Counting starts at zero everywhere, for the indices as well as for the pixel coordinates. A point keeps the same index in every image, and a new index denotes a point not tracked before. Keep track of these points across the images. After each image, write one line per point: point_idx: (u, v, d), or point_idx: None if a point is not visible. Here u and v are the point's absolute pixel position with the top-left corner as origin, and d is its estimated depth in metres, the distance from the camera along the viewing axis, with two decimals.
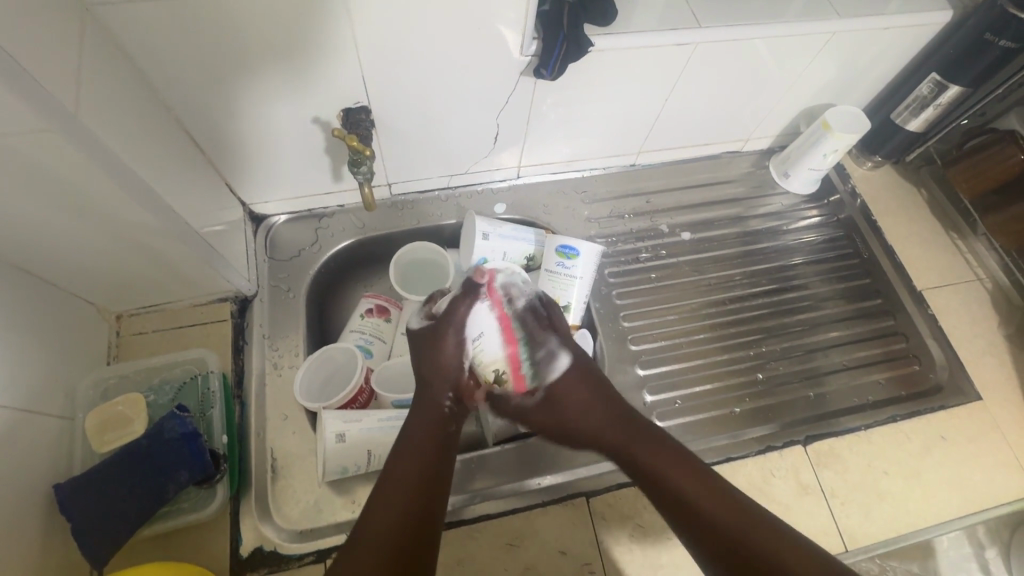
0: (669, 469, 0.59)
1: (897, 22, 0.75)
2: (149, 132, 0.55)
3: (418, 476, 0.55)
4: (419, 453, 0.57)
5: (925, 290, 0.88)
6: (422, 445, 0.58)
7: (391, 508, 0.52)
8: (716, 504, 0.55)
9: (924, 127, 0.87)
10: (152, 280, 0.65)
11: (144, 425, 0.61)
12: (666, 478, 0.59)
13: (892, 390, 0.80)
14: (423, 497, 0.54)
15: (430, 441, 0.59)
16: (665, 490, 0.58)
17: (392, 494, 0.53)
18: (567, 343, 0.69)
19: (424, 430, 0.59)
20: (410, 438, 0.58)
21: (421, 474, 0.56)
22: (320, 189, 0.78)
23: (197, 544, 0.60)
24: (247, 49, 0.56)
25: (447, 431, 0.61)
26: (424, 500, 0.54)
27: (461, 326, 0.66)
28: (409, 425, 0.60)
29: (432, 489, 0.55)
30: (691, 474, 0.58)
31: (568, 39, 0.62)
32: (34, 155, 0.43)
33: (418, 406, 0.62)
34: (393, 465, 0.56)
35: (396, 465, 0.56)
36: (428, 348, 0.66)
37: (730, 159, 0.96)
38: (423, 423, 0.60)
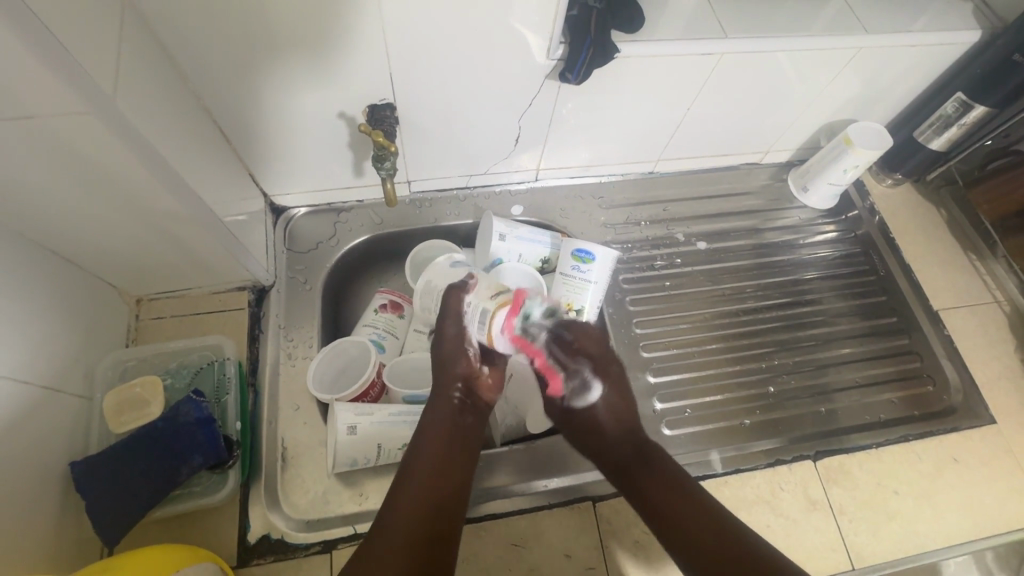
0: (676, 505, 0.59)
1: (923, 40, 0.74)
2: (180, 119, 0.56)
3: (436, 469, 0.57)
4: (434, 447, 0.58)
5: (942, 311, 0.87)
6: (438, 437, 0.59)
7: (410, 504, 0.53)
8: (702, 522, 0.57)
9: (947, 147, 0.87)
10: (174, 265, 0.65)
11: (160, 407, 0.62)
12: (673, 515, 0.58)
13: (904, 409, 0.80)
14: (440, 492, 0.55)
15: (445, 435, 0.60)
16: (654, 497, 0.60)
17: (410, 490, 0.54)
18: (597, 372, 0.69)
19: (437, 423, 0.60)
20: (425, 436, 0.59)
21: (436, 470, 0.56)
22: (341, 183, 0.79)
23: (206, 528, 0.60)
24: (278, 41, 0.57)
25: (463, 423, 0.62)
26: (443, 493, 0.55)
27: (458, 313, 0.63)
28: (424, 421, 0.61)
29: (450, 483, 0.56)
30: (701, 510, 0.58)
31: (594, 45, 0.62)
32: (73, 138, 0.44)
33: (433, 402, 0.62)
34: (411, 463, 0.57)
35: (413, 463, 0.57)
36: (442, 350, 0.64)
37: (749, 171, 0.96)
38: (436, 420, 0.60)
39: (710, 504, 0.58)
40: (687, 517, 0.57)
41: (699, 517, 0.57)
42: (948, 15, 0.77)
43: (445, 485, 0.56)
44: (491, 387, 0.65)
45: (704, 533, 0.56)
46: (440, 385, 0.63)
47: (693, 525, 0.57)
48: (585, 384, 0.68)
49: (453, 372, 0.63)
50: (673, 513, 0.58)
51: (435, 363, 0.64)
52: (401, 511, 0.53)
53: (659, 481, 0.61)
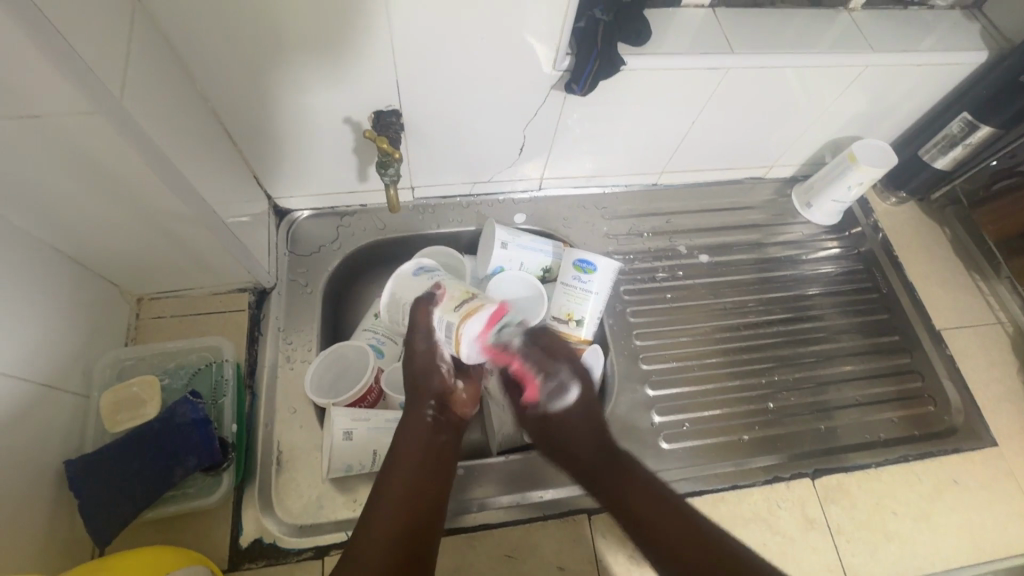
0: (656, 511, 0.60)
1: (930, 59, 0.74)
2: (186, 121, 0.56)
3: (411, 486, 0.56)
4: (410, 463, 0.58)
5: (944, 330, 0.86)
6: (414, 453, 0.59)
7: (384, 520, 0.53)
8: (677, 521, 0.58)
9: (952, 166, 0.86)
10: (177, 265, 0.66)
11: (157, 409, 0.62)
12: (650, 520, 0.59)
13: (905, 429, 0.79)
14: (416, 507, 0.55)
15: (421, 450, 0.60)
16: (622, 503, 0.61)
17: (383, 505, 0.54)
18: (576, 373, 0.70)
19: (413, 439, 0.60)
20: (401, 452, 0.59)
21: (409, 490, 0.56)
22: (345, 187, 0.79)
23: (199, 530, 0.60)
24: (286, 46, 0.57)
25: (439, 439, 0.62)
26: (417, 509, 0.55)
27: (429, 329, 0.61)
28: (399, 436, 0.61)
29: (424, 500, 0.56)
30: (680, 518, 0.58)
31: (600, 56, 0.62)
32: (80, 138, 0.45)
33: (407, 417, 0.62)
34: (387, 479, 0.57)
35: (388, 479, 0.57)
36: (415, 365, 0.63)
37: (753, 185, 0.96)
38: (412, 437, 0.60)
39: (691, 515, 0.59)
40: (663, 524, 0.58)
41: (676, 522, 0.58)
42: (956, 34, 0.76)
43: (420, 502, 0.56)
44: (466, 402, 0.66)
45: (681, 541, 0.57)
46: (416, 401, 0.62)
47: (670, 532, 0.58)
48: (563, 386, 0.69)
49: (427, 388, 0.63)
50: (645, 518, 0.59)
51: (408, 380, 0.64)
52: (375, 527, 0.53)
53: (639, 486, 0.62)
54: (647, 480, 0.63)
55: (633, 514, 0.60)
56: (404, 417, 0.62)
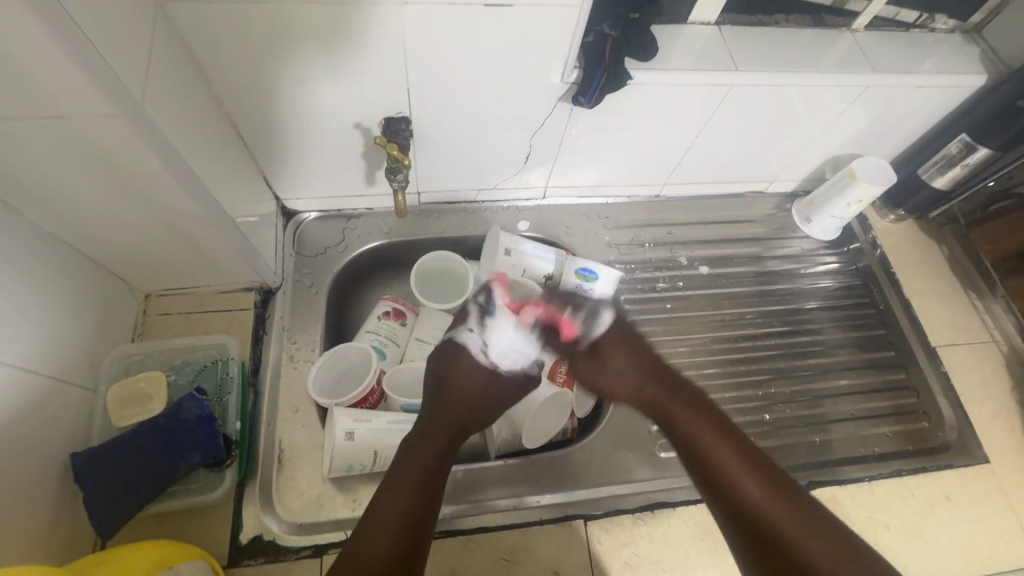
0: (721, 451, 0.58)
1: (930, 81, 0.76)
2: (201, 123, 0.58)
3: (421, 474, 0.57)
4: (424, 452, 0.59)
5: (939, 347, 0.88)
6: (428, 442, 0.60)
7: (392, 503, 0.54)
8: (751, 474, 0.55)
9: (950, 185, 0.88)
10: (186, 264, 0.67)
11: (163, 403, 0.62)
12: (713, 458, 0.58)
13: (898, 444, 0.80)
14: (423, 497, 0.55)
15: (436, 441, 0.61)
16: (691, 442, 0.60)
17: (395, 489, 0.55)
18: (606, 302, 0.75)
19: (429, 430, 0.61)
20: (416, 441, 0.60)
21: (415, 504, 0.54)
22: (352, 191, 0.80)
23: (200, 526, 0.61)
24: (301, 53, 0.59)
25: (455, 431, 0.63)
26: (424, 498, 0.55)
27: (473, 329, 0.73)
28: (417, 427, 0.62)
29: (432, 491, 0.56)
30: (745, 461, 0.56)
31: (608, 70, 0.64)
32: (99, 138, 0.46)
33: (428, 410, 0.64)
34: (398, 464, 0.57)
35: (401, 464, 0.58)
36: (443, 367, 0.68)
37: (754, 199, 0.97)
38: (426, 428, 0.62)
39: (759, 460, 0.56)
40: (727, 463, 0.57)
41: (755, 474, 0.55)
42: (956, 57, 0.78)
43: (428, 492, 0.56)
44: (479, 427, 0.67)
45: (749, 482, 0.55)
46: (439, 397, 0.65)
47: (734, 471, 0.56)
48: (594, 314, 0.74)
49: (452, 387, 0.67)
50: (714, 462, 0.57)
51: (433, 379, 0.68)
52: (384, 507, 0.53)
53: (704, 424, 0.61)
54: (725, 425, 0.60)
55: (696, 448, 0.59)
56: (425, 409, 0.64)
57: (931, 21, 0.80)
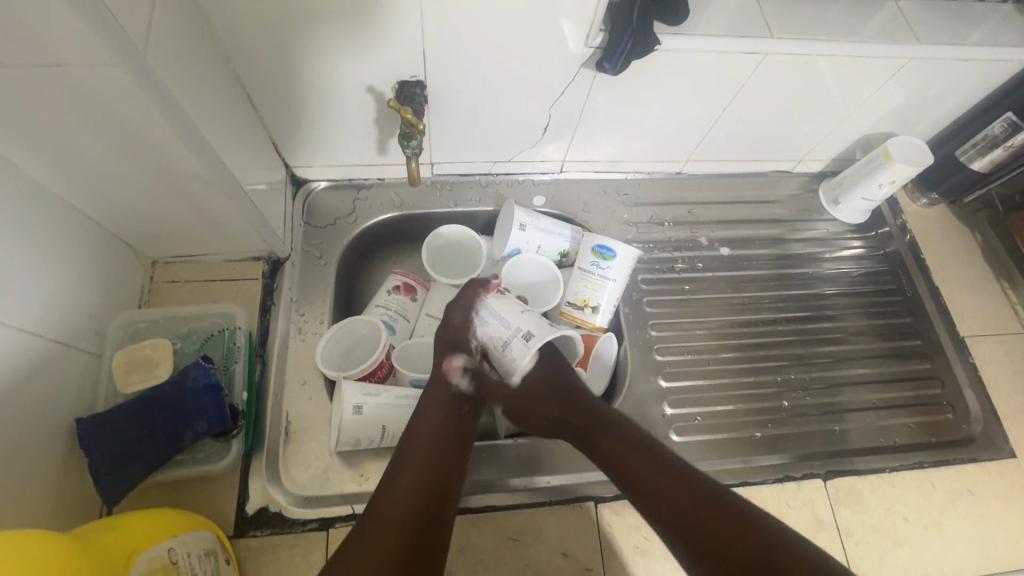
0: (676, 491, 0.52)
1: (978, 54, 0.71)
2: (208, 81, 0.55)
3: (426, 464, 0.55)
4: (426, 442, 0.57)
5: (968, 337, 0.84)
6: (430, 430, 0.58)
7: (397, 500, 0.51)
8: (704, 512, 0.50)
9: (989, 169, 0.83)
10: (192, 229, 0.65)
11: (169, 371, 0.62)
12: (667, 502, 0.52)
13: (920, 435, 0.77)
14: (430, 487, 0.53)
15: (438, 429, 0.58)
16: (635, 486, 0.54)
17: (399, 482, 0.52)
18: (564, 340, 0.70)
19: (433, 405, 0.60)
20: (417, 432, 0.58)
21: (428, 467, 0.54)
22: (363, 160, 0.77)
23: (206, 495, 0.60)
24: (311, 9, 0.55)
25: (458, 414, 0.60)
26: (433, 487, 0.53)
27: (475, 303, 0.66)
28: (417, 416, 0.59)
29: (440, 480, 0.54)
30: (701, 499, 0.51)
31: (635, 33, 0.60)
32: (101, 91, 0.44)
33: (427, 396, 0.61)
34: (407, 441, 0.57)
35: (404, 458, 0.55)
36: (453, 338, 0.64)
37: (779, 178, 0.94)
38: (428, 417, 0.59)
39: (715, 493, 0.51)
40: (685, 504, 0.51)
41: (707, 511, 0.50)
42: (1008, 28, 0.73)
43: (435, 481, 0.54)
44: (492, 384, 0.65)
45: (710, 523, 0.49)
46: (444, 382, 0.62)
47: (694, 512, 0.50)
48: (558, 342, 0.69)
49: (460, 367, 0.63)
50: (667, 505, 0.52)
51: (440, 351, 0.64)
52: (389, 504, 0.51)
53: (648, 462, 0.55)
54: (670, 464, 0.54)
55: (636, 487, 0.54)
56: (426, 395, 0.61)
57: None
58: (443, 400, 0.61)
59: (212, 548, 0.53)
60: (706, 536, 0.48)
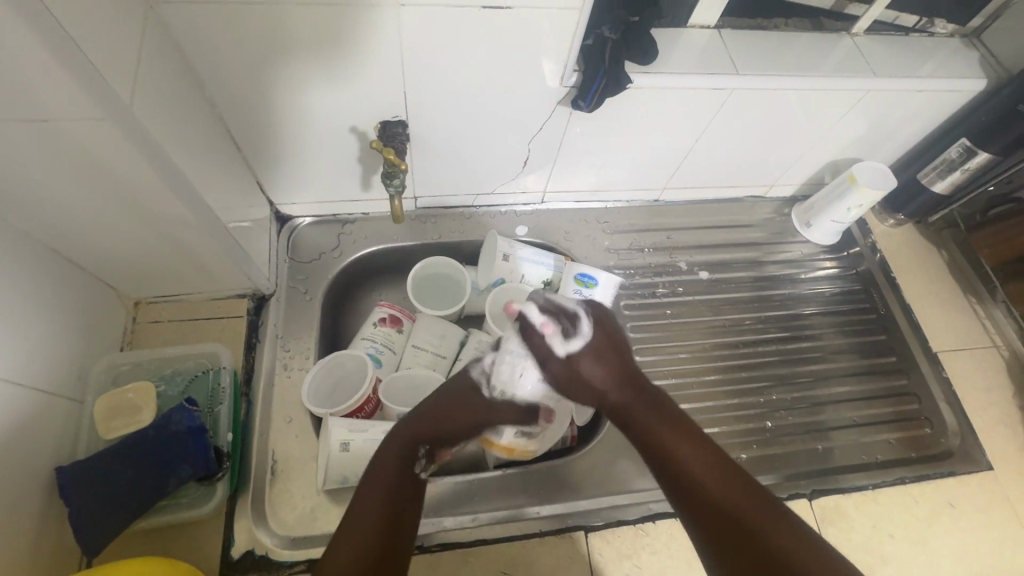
0: (680, 445, 0.55)
1: (930, 85, 0.75)
2: (193, 127, 0.56)
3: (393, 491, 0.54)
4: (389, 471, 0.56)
5: (941, 352, 0.87)
6: (386, 475, 0.55)
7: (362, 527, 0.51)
8: (716, 477, 0.52)
9: (950, 191, 0.87)
10: (177, 270, 0.65)
11: (152, 416, 0.61)
12: (673, 450, 0.55)
13: (900, 451, 0.79)
14: (392, 516, 0.52)
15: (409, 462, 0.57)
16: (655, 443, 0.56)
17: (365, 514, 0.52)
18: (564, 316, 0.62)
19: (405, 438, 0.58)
20: (380, 463, 0.56)
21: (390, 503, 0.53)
22: (348, 196, 0.79)
23: (190, 541, 0.59)
24: (295, 56, 0.57)
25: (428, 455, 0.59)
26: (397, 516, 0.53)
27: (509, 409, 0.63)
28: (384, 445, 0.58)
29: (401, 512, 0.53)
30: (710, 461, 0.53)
31: (607, 74, 0.63)
32: (86, 141, 0.44)
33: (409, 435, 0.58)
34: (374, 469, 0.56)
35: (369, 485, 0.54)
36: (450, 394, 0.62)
37: (753, 203, 0.97)
38: (396, 440, 0.58)
39: (730, 463, 0.53)
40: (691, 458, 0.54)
41: (720, 482, 0.52)
42: (956, 61, 0.77)
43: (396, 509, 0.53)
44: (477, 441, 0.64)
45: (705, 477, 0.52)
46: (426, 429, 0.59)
47: (692, 465, 0.53)
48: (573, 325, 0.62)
49: (451, 422, 0.61)
50: (683, 467, 0.54)
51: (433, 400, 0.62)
52: (352, 535, 0.50)
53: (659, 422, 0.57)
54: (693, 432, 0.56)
55: (655, 442, 0.56)
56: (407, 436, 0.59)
57: (930, 25, 0.79)
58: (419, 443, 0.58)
59: None
60: (690, 485, 0.53)
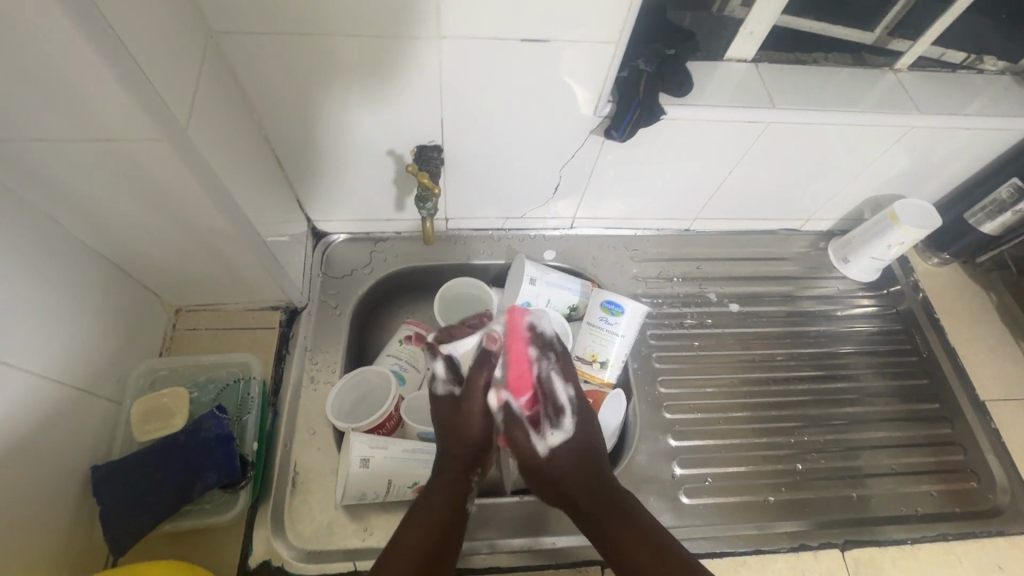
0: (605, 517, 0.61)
1: (979, 123, 0.73)
2: (242, 148, 0.59)
3: (439, 520, 0.58)
4: (440, 498, 0.60)
5: (988, 401, 0.82)
6: (436, 503, 0.60)
7: (408, 555, 0.55)
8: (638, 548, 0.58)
9: (999, 232, 0.83)
10: (217, 281, 0.68)
11: (184, 421, 0.63)
12: (605, 523, 0.61)
13: (943, 505, 0.74)
14: (438, 546, 0.56)
15: (451, 488, 0.61)
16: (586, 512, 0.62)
17: (409, 542, 0.56)
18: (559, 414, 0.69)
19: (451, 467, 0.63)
20: (430, 493, 0.60)
21: (436, 531, 0.57)
22: (382, 215, 0.81)
23: (210, 546, 0.60)
24: (340, 84, 0.60)
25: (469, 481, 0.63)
26: (440, 543, 0.57)
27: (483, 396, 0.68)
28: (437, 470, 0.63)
29: (442, 540, 0.57)
30: (630, 528, 0.60)
31: (641, 105, 0.63)
32: (144, 160, 0.47)
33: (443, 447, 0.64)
34: (425, 496, 0.60)
35: (419, 509, 0.59)
36: (446, 407, 0.68)
37: (788, 236, 0.95)
38: (443, 469, 0.63)
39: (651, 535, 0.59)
40: (611, 527, 0.60)
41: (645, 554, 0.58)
42: (1007, 99, 0.75)
43: (442, 539, 0.57)
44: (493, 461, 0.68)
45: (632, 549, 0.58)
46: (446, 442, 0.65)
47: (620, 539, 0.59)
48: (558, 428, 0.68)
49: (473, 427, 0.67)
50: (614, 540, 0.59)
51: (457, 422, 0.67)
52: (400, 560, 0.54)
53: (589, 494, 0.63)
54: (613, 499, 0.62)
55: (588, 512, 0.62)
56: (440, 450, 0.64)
57: (978, 62, 0.77)
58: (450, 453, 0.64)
59: None
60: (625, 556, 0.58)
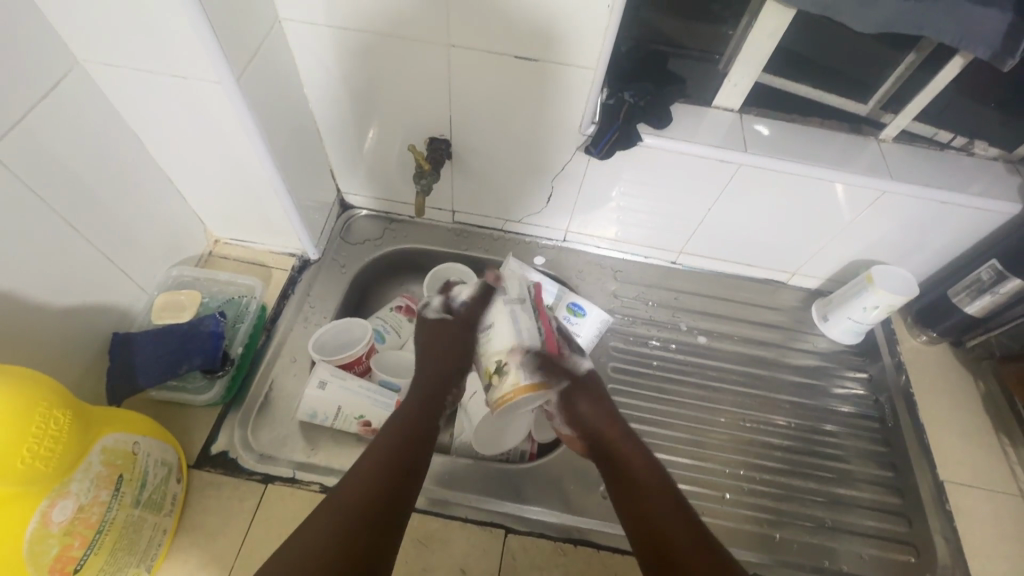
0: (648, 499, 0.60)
1: (958, 199, 0.75)
2: (290, 114, 0.74)
3: (394, 455, 0.58)
4: (397, 435, 0.60)
5: (948, 483, 0.80)
6: (394, 438, 0.60)
7: (359, 483, 0.55)
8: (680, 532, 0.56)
9: (983, 315, 0.83)
10: (248, 219, 0.82)
11: (190, 317, 0.75)
12: (647, 502, 0.59)
13: (873, 569, 0.73)
14: (392, 477, 0.56)
15: (410, 424, 0.62)
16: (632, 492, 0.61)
17: (362, 471, 0.56)
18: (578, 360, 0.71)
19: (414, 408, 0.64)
20: (390, 427, 0.61)
21: (393, 462, 0.58)
22: (399, 198, 0.94)
23: (184, 425, 0.72)
24: (373, 77, 0.74)
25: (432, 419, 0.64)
26: (394, 474, 0.57)
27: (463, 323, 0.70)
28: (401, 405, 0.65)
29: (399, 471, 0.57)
30: (679, 515, 0.58)
31: (619, 130, 0.73)
32: (205, 100, 0.62)
33: (415, 380, 0.68)
34: (384, 432, 0.61)
35: (377, 443, 0.59)
36: (432, 330, 0.72)
37: (773, 287, 0.98)
38: (405, 408, 0.64)
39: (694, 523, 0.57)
40: (660, 510, 0.58)
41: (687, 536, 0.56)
42: (992, 184, 0.77)
43: (398, 468, 0.57)
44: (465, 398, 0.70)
45: (675, 533, 0.56)
46: (421, 372, 0.69)
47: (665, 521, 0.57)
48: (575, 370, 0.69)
49: (445, 348, 0.70)
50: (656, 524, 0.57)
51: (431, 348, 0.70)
52: (353, 489, 0.55)
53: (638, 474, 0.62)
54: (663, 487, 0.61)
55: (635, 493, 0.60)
56: (412, 389, 0.67)
57: (970, 145, 0.80)
58: (423, 385, 0.67)
59: (170, 463, 0.63)
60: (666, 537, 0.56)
